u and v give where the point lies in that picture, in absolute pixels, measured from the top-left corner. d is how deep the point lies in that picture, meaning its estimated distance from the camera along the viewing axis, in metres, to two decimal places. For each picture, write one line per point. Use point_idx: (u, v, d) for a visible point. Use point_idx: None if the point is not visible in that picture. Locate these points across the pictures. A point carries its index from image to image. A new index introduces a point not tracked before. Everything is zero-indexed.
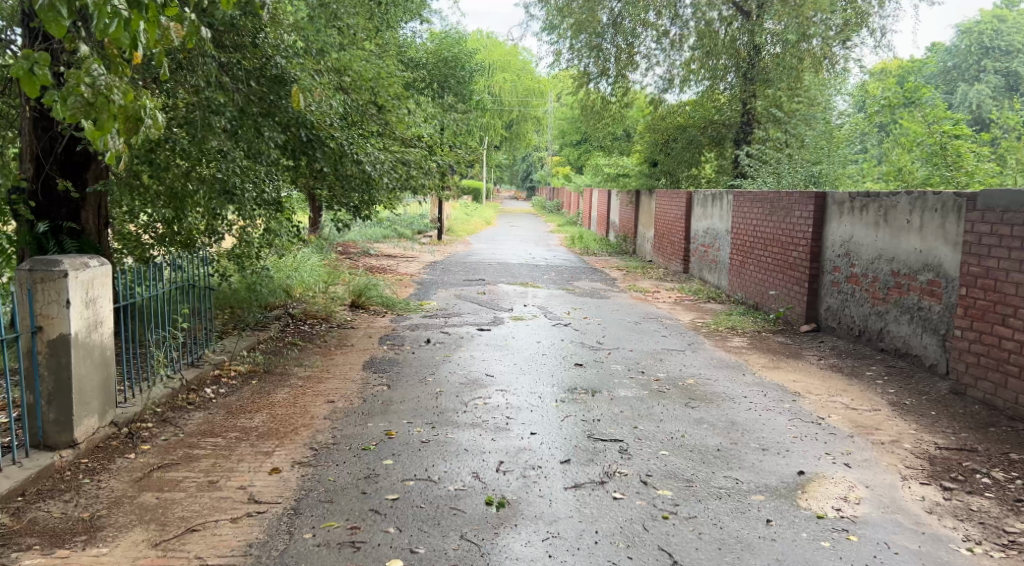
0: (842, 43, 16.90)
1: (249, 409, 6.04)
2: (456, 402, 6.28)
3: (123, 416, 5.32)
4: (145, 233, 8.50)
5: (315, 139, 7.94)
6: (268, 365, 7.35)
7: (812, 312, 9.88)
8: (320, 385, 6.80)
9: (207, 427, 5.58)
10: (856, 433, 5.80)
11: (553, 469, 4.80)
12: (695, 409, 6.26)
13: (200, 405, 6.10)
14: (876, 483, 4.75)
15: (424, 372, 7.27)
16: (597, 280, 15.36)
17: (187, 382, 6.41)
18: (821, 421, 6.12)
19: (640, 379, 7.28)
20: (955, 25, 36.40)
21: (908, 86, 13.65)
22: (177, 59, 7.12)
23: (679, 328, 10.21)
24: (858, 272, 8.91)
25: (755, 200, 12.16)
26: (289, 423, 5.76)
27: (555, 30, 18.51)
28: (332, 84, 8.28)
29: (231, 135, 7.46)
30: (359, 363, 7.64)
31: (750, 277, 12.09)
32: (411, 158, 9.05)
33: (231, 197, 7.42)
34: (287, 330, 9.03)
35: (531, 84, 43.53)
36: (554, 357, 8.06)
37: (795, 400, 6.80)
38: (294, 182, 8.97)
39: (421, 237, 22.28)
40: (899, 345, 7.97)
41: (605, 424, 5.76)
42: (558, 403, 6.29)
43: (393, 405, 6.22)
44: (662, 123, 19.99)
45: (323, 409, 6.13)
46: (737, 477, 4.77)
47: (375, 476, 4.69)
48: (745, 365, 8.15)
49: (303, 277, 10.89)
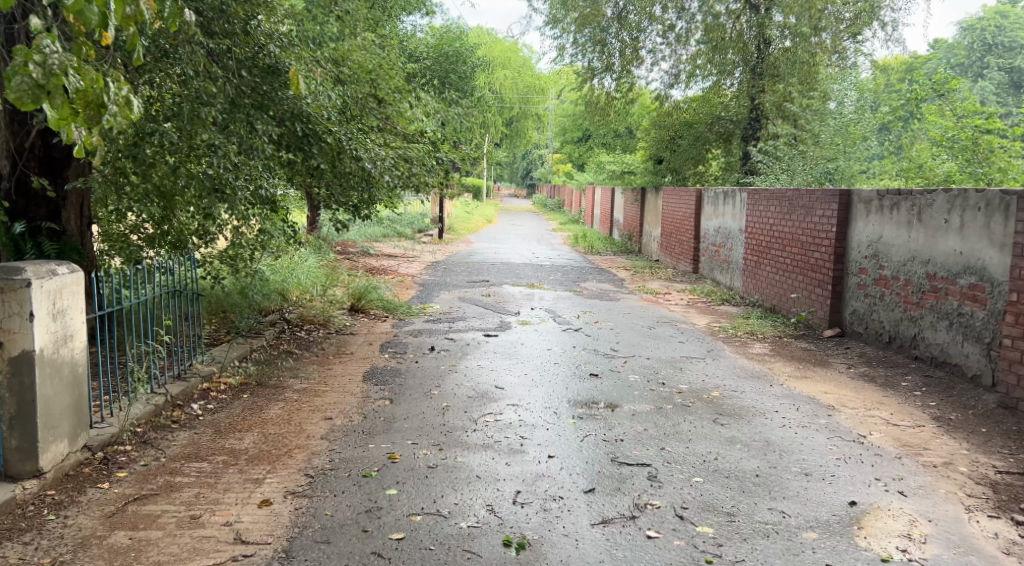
0: (853, 37, 16.39)
1: (239, 428, 5.52)
2: (464, 419, 5.76)
3: (97, 440, 4.81)
4: (133, 233, 8.06)
5: (311, 133, 7.43)
6: (261, 377, 6.83)
7: (836, 316, 9.37)
8: (317, 400, 6.29)
9: (192, 450, 5.06)
10: (904, 454, 5.29)
11: (577, 500, 4.31)
12: (725, 427, 5.74)
13: (185, 424, 5.57)
14: (939, 516, 4.25)
15: (429, 384, 6.75)
16: (604, 280, 14.86)
17: (173, 398, 5.91)
18: (862, 440, 5.61)
19: (662, 390, 6.78)
20: (958, 22, 35.92)
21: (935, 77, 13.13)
22: (163, 46, 6.49)
23: (696, 333, 9.70)
24: (887, 275, 8.41)
25: (770, 198, 11.68)
26: (282, 445, 5.24)
27: (558, 24, 17.93)
28: (331, 76, 7.83)
29: (221, 130, 6.94)
30: (359, 374, 7.13)
31: (767, 278, 11.58)
32: (414, 154, 8.54)
33: (221, 195, 7.02)
34: (283, 337, 8.50)
35: (532, 82, 43.13)
36: (567, 366, 7.56)
37: (831, 415, 6.28)
38: (290, 181, 8.49)
39: (421, 236, 21.79)
40: (935, 353, 7.47)
41: (629, 445, 5.26)
42: (574, 420, 5.78)
43: (396, 422, 5.71)
44: (668, 120, 19.41)
45: (320, 427, 5.61)
46: (783, 510, 4.27)
47: (377, 510, 4.18)
48: (771, 374, 7.63)
49: (301, 280, 10.37)
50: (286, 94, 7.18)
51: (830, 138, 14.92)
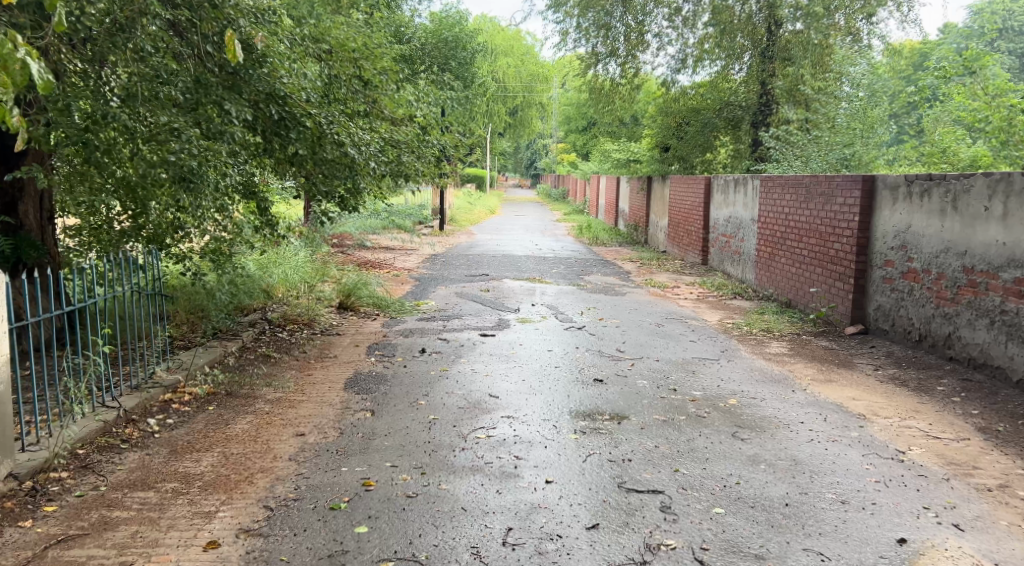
0: (868, 18, 15.70)
1: (198, 448, 4.89)
2: (453, 435, 5.13)
3: (26, 467, 4.23)
4: (116, 223, 7.40)
5: (288, 117, 6.83)
6: (232, 385, 6.19)
7: (860, 312, 8.70)
8: (289, 413, 5.65)
9: (139, 475, 4.44)
10: (953, 475, 4.65)
11: (577, 541, 3.73)
12: (746, 443, 5.09)
13: (136, 442, 4.93)
14: (1005, 558, 3.67)
15: (417, 393, 6.12)
16: (609, 273, 14.18)
17: (128, 412, 5.26)
18: (902, 457, 4.96)
19: (674, 398, 6.11)
20: (968, 6, 34.85)
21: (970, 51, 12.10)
22: (118, 19, 5.73)
23: (708, 330, 9.02)
24: (916, 268, 7.75)
25: (785, 184, 11.01)
26: (244, 468, 4.60)
27: (560, 8, 17.12)
28: (310, 53, 7.22)
29: (187, 113, 6.30)
30: (341, 381, 6.48)
31: (781, 270, 10.92)
32: (401, 139, 7.92)
33: (189, 184, 6.10)
34: (262, 338, 7.86)
35: (536, 70, 42.49)
36: (568, 370, 6.91)
37: (863, 426, 5.62)
38: (271, 168, 7.85)
39: (420, 228, 21.16)
40: (974, 354, 6.85)
41: (638, 467, 4.61)
42: (577, 436, 5.14)
43: (375, 439, 5.07)
44: (675, 106, 18.45)
45: (289, 446, 4.97)
46: (821, 551, 3.68)
47: (342, 555, 3.63)
48: (793, 379, 6.93)
49: (287, 275, 9.73)
50: (259, 73, 6.51)
51: (847, 121, 14.16)
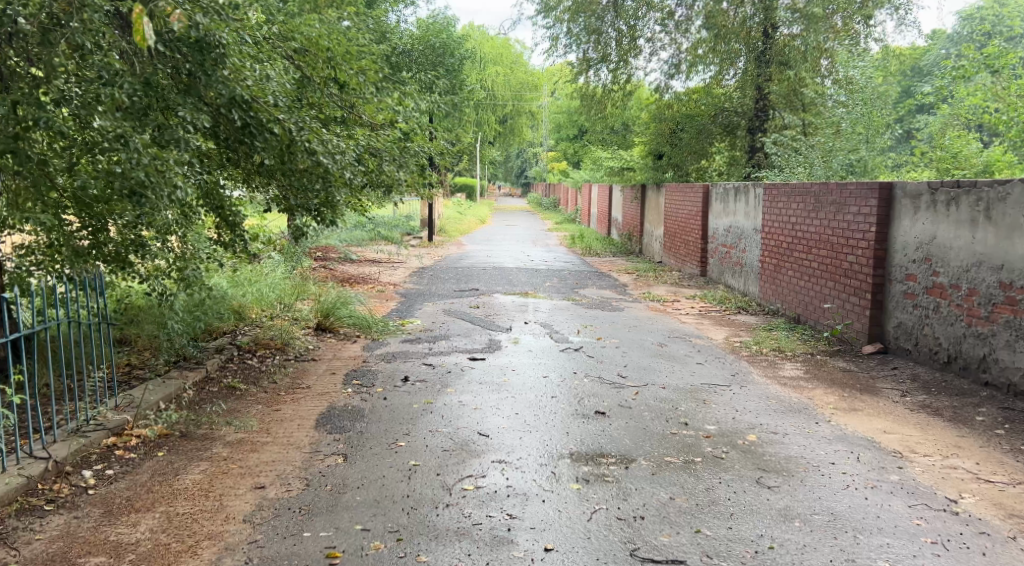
0: (866, 20, 14.79)
1: (138, 505, 4.21)
2: (437, 486, 4.44)
3: None
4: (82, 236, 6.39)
5: (253, 122, 6.09)
6: (187, 425, 5.47)
7: (878, 329, 8.04)
8: (249, 458, 4.94)
9: (61, 547, 3.79)
10: (1017, 531, 4.01)
11: None
12: (775, 493, 4.41)
13: (66, 500, 4.25)
14: None
15: (397, 431, 5.42)
16: (605, 286, 13.48)
17: (59, 463, 4.57)
18: (954, 508, 4.30)
19: (686, 435, 5.44)
20: (958, 11, 34.10)
21: (990, 49, 11.39)
22: (53, 13, 5.01)
23: (715, 351, 8.35)
24: (943, 283, 7.11)
25: (790, 192, 10.37)
26: (189, 533, 3.92)
27: (550, 13, 16.48)
28: (274, 52, 6.57)
29: (134, 117, 5.43)
30: (311, 418, 5.76)
31: (789, 283, 10.26)
32: (382, 147, 7.22)
33: (140, 198, 5.43)
34: (229, 366, 7.12)
35: (524, 77, 41.85)
36: (567, 400, 6.21)
37: (902, 467, 4.94)
38: (240, 179, 7.17)
39: (409, 239, 20.49)
40: (1015, 380, 6.25)
41: (652, 527, 3.95)
42: (579, 486, 4.44)
43: (346, 494, 4.37)
44: (668, 113, 17.83)
45: (244, 502, 4.28)
46: None
47: None
48: (813, 407, 6.26)
49: (262, 294, 9.01)
50: (219, 75, 5.69)
51: (852, 126, 13.29)
